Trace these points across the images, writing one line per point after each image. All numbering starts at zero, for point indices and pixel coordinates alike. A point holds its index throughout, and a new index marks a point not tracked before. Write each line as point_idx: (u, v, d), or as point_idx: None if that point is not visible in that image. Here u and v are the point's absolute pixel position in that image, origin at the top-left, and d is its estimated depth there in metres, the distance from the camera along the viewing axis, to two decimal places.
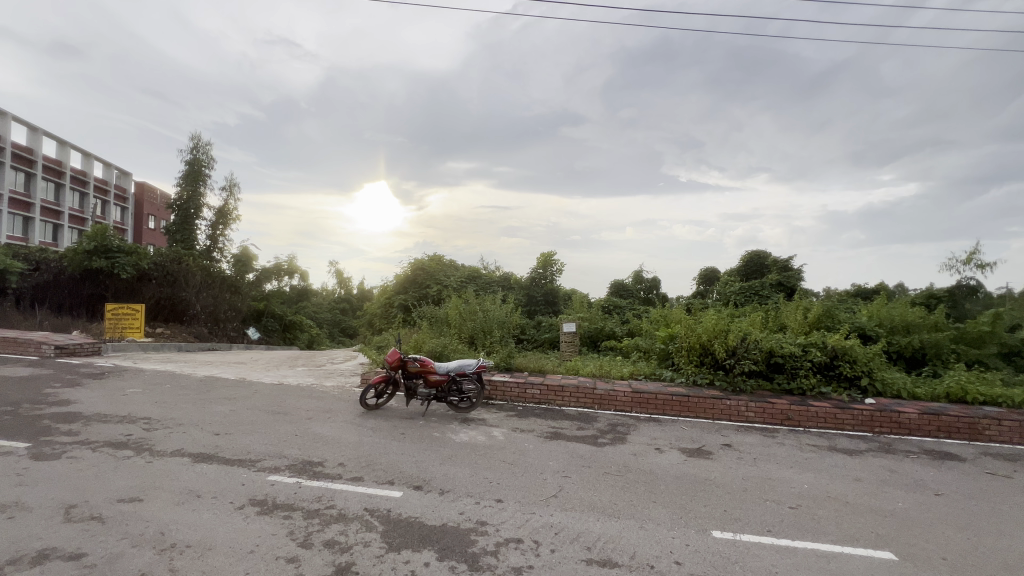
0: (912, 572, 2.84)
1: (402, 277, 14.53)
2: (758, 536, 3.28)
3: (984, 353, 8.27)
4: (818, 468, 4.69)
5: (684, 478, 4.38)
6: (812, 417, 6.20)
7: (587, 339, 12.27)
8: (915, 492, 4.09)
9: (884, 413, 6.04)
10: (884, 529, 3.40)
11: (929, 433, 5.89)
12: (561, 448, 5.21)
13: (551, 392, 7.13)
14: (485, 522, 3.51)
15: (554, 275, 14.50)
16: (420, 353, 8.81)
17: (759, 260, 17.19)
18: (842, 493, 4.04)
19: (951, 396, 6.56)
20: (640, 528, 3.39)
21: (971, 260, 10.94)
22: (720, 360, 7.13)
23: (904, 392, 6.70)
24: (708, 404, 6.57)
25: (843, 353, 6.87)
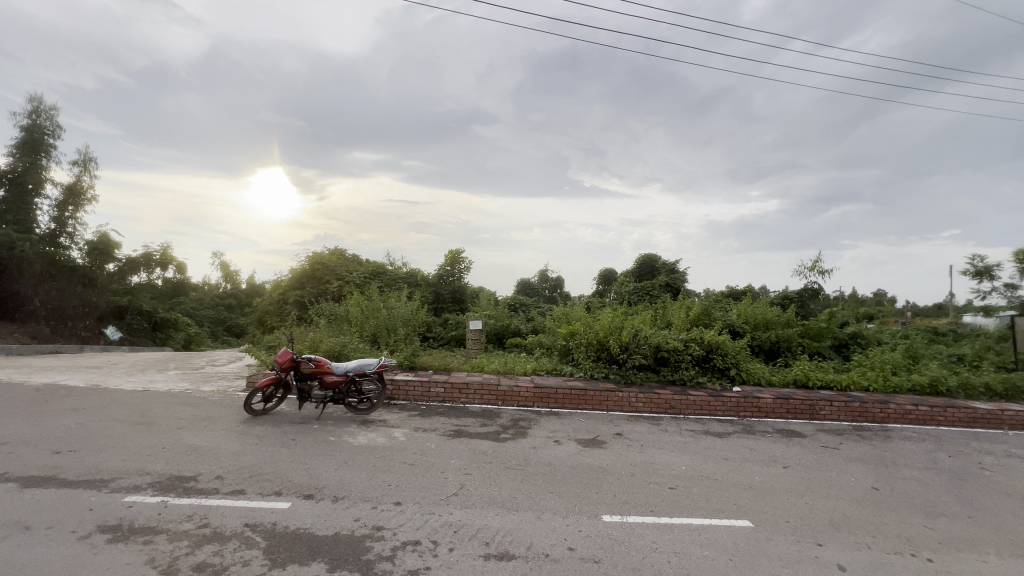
0: (765, 536, 3.29)
1: (298, 272, 13.48)
2: (642, 517, 3.56)
3: (823, 345, 9.83)
4: (693, 450, 5.23)
5: (580, 467, 4.63)
6: (690, 405, 6.89)
7: (493, 336, 12.43)
8: (768, 466, 4.74)
9: (747, 399, 6.90)
10: (743, 500, 3.89)
11: (781, 414, 6.84)
12: (463, 445, 5.21)
13: (455, 389, 7.10)
14: (382, 527, 3.39)
15: (462, 273, 14.47)
16: (316, 353, 8.25)
17: (651, 263, 18.77)
18: (712, 471, 4.55)
19: (798, 382, 7.71)
20: (537, 519, 3.51)
21: (815, 266, 12.93)
22: (614, 355, 7.63)
23: (763, 379, 7.73)
24: (603, 396, 7.01)
25: (716, 347, 7.74)
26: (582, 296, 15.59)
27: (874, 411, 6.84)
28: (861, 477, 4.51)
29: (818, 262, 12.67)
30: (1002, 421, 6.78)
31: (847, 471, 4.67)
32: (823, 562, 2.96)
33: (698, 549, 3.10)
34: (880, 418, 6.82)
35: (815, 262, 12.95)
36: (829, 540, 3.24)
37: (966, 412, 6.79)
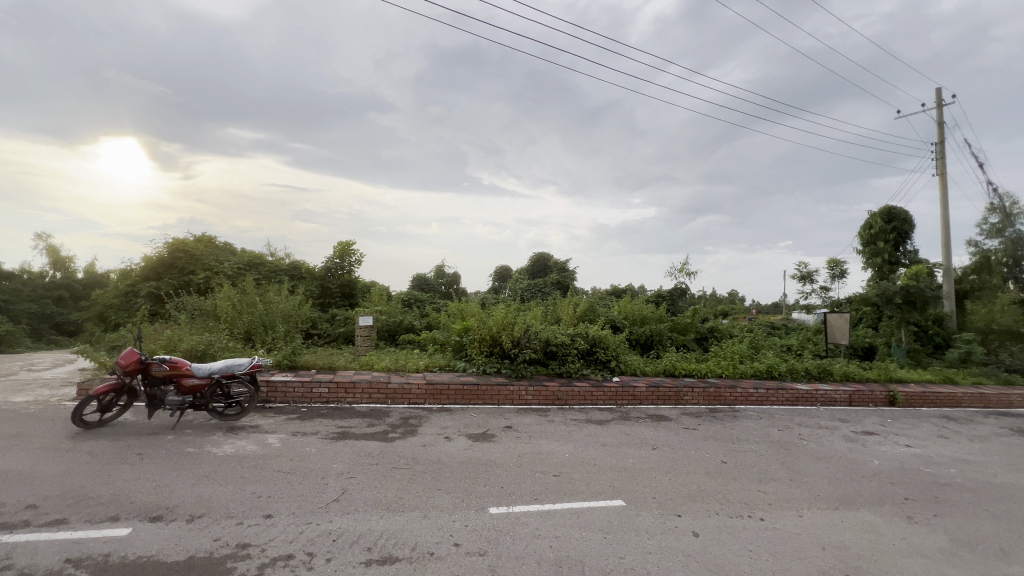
0: (634, 512, 3.59)
1: (151, 260, 11.61)
2: (527, 506, 3.68)
3: (687, 338, 11.09)
4: (576, 438, 5.55)
5: (469, 462, 4.64)
6: (576, 395, 7.31)
7: (385, 333, 11.96)
8: (640, 449, 5.21)
9: (624, 388, 7.52)
10: (618, 481, 4.23)
11: (652, 401, 7.57)
12: (348, 448, 4.92)
13: (341, 389, 6.68)
14: (249, 544, 3.06)
15: (352, 266, 13.68)
16: (173, 353, 7.18)
17: (543, 262, 19.59)
18: (592, 457, 4.87)
19: (667, 371, 8.59)
20: (423, 518, 3.44)
21: (683, 268, 14.54)
22: (506, 350, 7.80)
23: (638, 370, 8.49)
24: (494, 390, 7.12)
25: (599, 341, 8.31)
26: (478, 293, 15.68)
27: (725, 395, 7.88)
28: (713, 453, 5.17)
29: (686, 264, 14.25)
30: (816, 398, 8.25)
31: (703, 449, 5.31)
32: (681, 531, 3.32)
33: (577, 531, 3.29)
34: (729, 400, 7.87)
35: (683, 265, 14.55)
36: (686, 510, 3.66)
37: (792, 393, 8.14)
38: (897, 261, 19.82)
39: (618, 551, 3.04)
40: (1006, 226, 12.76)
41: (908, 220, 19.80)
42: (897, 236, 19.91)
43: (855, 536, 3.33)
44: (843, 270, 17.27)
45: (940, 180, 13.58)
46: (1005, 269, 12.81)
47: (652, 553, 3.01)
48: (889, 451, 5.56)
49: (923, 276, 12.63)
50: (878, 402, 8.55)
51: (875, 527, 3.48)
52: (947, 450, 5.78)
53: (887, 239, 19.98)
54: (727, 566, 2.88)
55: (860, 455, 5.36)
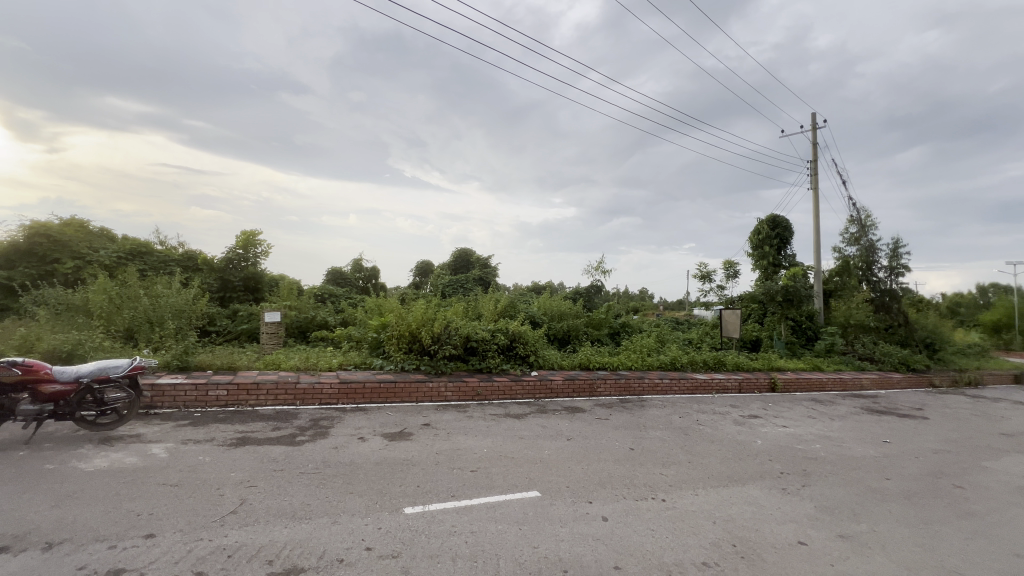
0: (549, 502, 3.70)
1: (0, 246, 9.80)
2: (443, 503, 3.64)
3: (601, 333, 11.66)
4: (495, 433, 5.59)
5: (384, 462, 4.49)
6: (495, 390, 7.37)
7: (295, 330, 11.19)
8: (555, 440, 5.38)
9: (542, 382, 7.72)
10: (534, 473, 4.33)
11: (568, 393, 7.85)
12: (248, 455, 4.53)
13: (242, 391, 6.14)
14: (124, 570, 2.70)
15: (258, 258, 12.62)
16: (27, 355, 6.13)
17: (466, 257, 19.52)
18: (509, 451, 4.94)
19: (582, 365, 8.97)
20: (332, 524, 3.26)
21: (599, 267, 15.25)
22: (426, 347, 7.65)
23: (556, 364, 8.77)
24: (413, 387, 6.95)
25: (519, 336, 8.46)
26: (398, 288, 15.22)
27: (634, 386, 8.39)
28: (622, 441, 5.48)
29: (602, 262, 14.96)
30: (712, 387, 9.08)
31: (613, 438, 5.62)
32: (592, 517, 3.48)
33: (493, 525, 3.32)
34: (638, 391, 8.41)
35: (599, 263, 15.26)
36: (597, 496, 3.84)
37: (691, 382, 8.89)
38: (780, 264, 22.39)
39: (532, 541, 3.11)
40: (862, 235, 14.86)
41: (789, 227, 22.49)
42: (779, 242, 22.51)
43: (741, 509, 3.71)
44: (737, 271, 19.15)
45: (813, 194, 15.52)
46: (861, 271, 14.62)
47: (564, 541, 3.12)
48: (770, 432, 6.27)
49: (799, 277, 14.36)
50: (762, 388, 9.61)
51: (757, 500, 3.91)
52: (815, 428, 6.65)
53: (772, 244, 22.48)
54: (632, 547, 3.06)
55: (746, 437, 5.99)
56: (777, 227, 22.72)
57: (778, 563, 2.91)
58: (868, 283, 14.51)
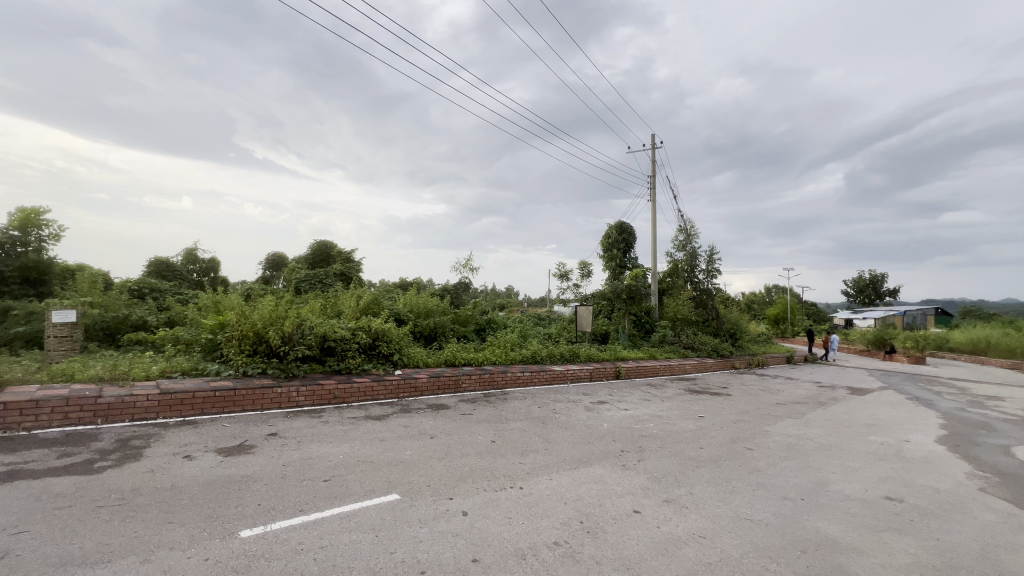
0: (408, 504, 3.60)
1: None
2: (288, 520, 3.29)
3: (467, 329, 11.80)
4: (352, 437, 5.27)
5: (217, 482, 3.90)
6: (355, 392, 6.95)
7: (99, 332, 9.13)
8: (418, 439, 5.27)
9: (405, 381, 7.51)
10: (393, 475, 4.18)
11: (433, 391, 7.77)
12: (19, 493, 3.54)
13: (13, 411, 4.80)
14: None
15: (44, 242, 10.01)
16: None
17: (326, 250, 18.08)
18: (368, 455, 4.68)
19: (448, 361, 8.96)
20: (141, 564, 2.72)
21: (467, 264, 15.41)
22: (273, 348, 6.89)
23: (420, 361, 8.60)
24: (257, 394, 6.18)
25: (382, 334, 8.12)
26: (242, 283, 13.44)
27: (498, 380, 8.67)
28: (484, 434, 5.61)
29: (470, 259, 15.15)
30: (567, 377, 9.82)
31: (476, 432, 5.71)
32: (452, 513, 3.48)
33: (346, 536, 3.10)
34: (501, 384, 8.70)
35: (467, 260, 15.41)
36: (458, 492, 3.85)
37: (550, 373, 9.50)
38: (625, 265, 25.22)
39: (389, 546, 2.99)
40: (688, 242, 17.48)
41: (632, 233, 25.45)
42: (625, 246, 25.36)
43: (588, 488, 4.06)
44: (590, 271, 21.05)
45: (651, 205, 17.78)
46: (686, 273, 17.16)
47: (423, 541, 3.06)
48: (613, 415, 7.00)
49: (639, 278, 16.21)
50: (609, 376, 10.72)
51: (601, 478, 4.32)
52: (649, 409, 7.62)
53: (619, 248, 25.22)
54: (490, 538, 3.13)
55: (595, 421, 6.60)
56: (623, 233, 25.51)
57: (618, 532, 3.25)
58: (691, 283, 17.04)
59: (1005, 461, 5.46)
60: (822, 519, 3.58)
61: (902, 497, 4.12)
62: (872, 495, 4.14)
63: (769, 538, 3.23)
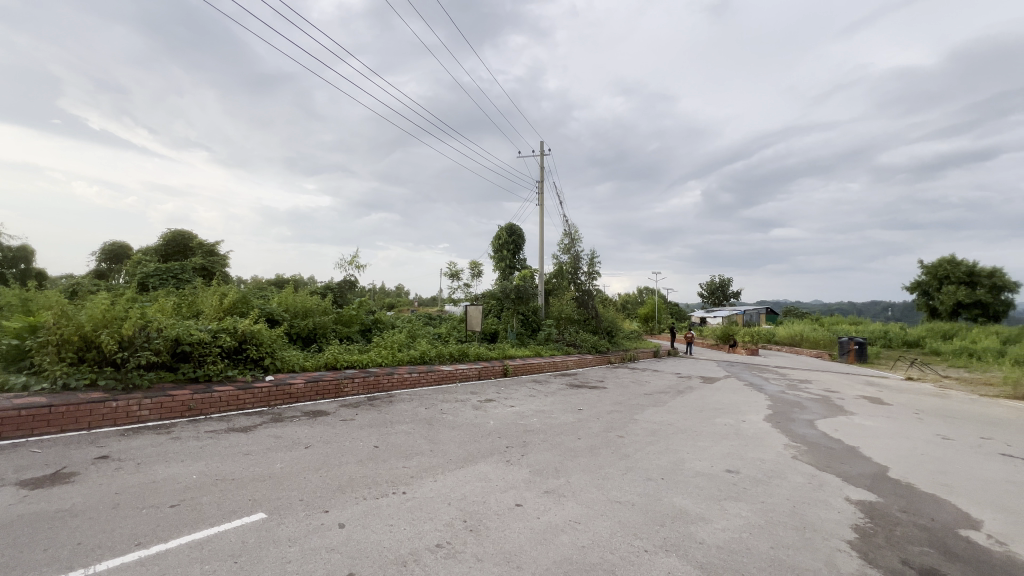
0: (276, 522, 3.28)
1: None
2: (120, 558, 2.79)
3: (352, 330, 11.16)
4: (210, 453, 4.65)
5: (19, 521, 3.16)
6: (215, 403, 6.15)
7: None
8: (290, 451, 4.84)
9: (278, 387, 6.85)
10: (259, 492, 3.78)
11: (310, 397, 7.20)
12: None
13: None
14: None
15: None
16: None
17: (182, 241, 15.79)
18: (229, 472, 4.17)
19: (328, 365, 8.38)
20: None
21: (354, 261, 14.58)
22: (108, 355, 5.81)
23: (296, 365, 7.92)
24: (83, 411, 5.14)
25: (251, 336, 7.32)
26: (66, 277, 11.13)
27: (384, 382, 8.34)
28: (366, 440, 5.35)
29: (356, 256, 14.39)
30: (456, 376, 9.80)
31: (357, 438, 5.43)
32: (327, 527, 3.25)
33: (197, 567, 2.72)
34: (387, 387, 8.38)
35: (353, 257, 14.59)
36: (335, 503, 3.62)
37: (438, 373, 9.40)
38: (514, 266, 26.02)
39: (250, 572, 2.69)
40: (572, 246, 18.59)
41: (521, 236, 26.36)
42: (514, 247, 26.16)
43: (473, 486, 4.09)
44: (481, 271, 21.30)
45: (539, 209, 18.58)
46: (570, 275, 18.25)
47: (293, 561, 2.82)
48: (500, 413, 7.15)
49: (527, 278, 16.83)
50: (497, 374, 10.94)
51: (486, 475, 4.38)
52: (533, 405, 7.94)
53: (509, 249, 25.95)
54: (368, 548, 2.99)
55: (481, 419, 6.69)
56: (513, 235, 26.31)
57: (500, 527, 3.32)
58: (575, 285, 18.23)
59: (811, 433, 6.71)
60: (678, 495, 4.05)
61: (739, 469, 4.84)
62: (716, 469, 4.79)
63: (634, 517, 3.55)
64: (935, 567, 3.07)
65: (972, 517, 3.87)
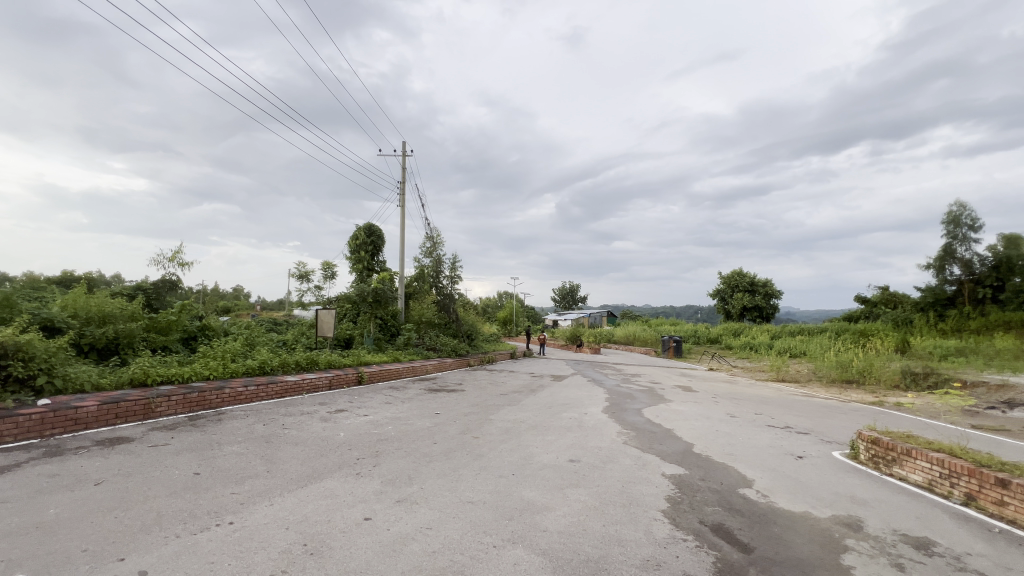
0: None
1: None
2: None
3: (170, 339, 9.43)
4: None
5: None
6: None
7: None
8: (71, 491, 3.87)
9: (57, 412, 5.44)
10: (19, 549, 2.95)
11: (105, 422, 5.86)
12: None
13: None
14: None
15: None
16: None
17: None
18: None
19: (134, 381, 6.94)
20: None
21: (175, 257, 12.33)
22: None
23: (87, 384, 6.39)
24: None
25: (14, 350, 5.70)
26: None
27: (211, 399, 7.21)
28: (184, 467, 4.55)
29: (179, 250, 12.16)
30: (302, 388, 8.94)
31: (172, 466, 4.59)
32: None
33: None
34: (215, 403, 7.26)
35: (174, 252, 12.32)
36: (134, 549, 3.00)
37: (281, 385, 8.47)
38: (373, 268, 24.95)
39: None
40: (434, 249, 18.49)
41: (381, 237, 25.36)
42: (373, 248, 25.05)
43: (316, 505, 3.77)
44: (334, 273, 19.88)
45: (400, 210, 18.06)
46: (432, 278, 18.09)
47: None
48: (351, 423, 6.74)
49: (386, 281, 16.20)
50: (351, 382, 10.30)
51: (332, 492, 4.07)
52: (389, 412, 7.65)
53: (367, 250, 24.69)
54: None
55: (330, 431, 6.22)
56: (372, 235, 25.16)
57: (345, 545, 3.12)
58: (436, 288, 18.10)
59: (638, 420, 7.71)
60: (526, 488, 4.29)
61: (580, 458, 5.34)
62: (561, 460, 5.20)
63: (484, 515, 3.65)
64: (722, 521, 3.77)
65: (748, 478, 4.86)
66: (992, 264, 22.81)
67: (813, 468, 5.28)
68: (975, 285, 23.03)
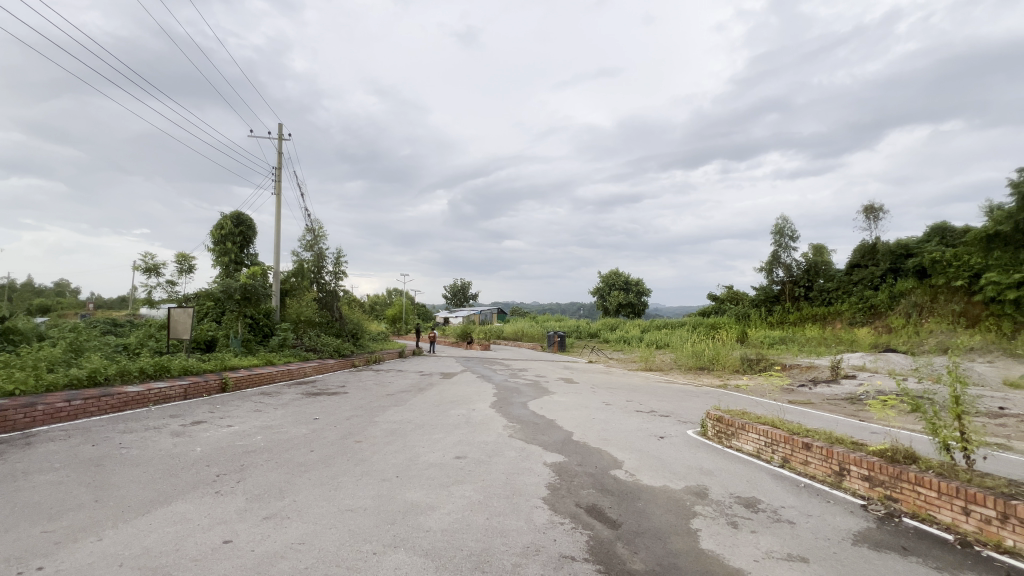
0: None
1: None
2: None
3: None
4: None
5: None
6: None
7: None
8: None
9: None
10: None
11: None
12: None
13: None
14: None
15: None
16: None
17: None
18: None
19: None
20: None
21: None
22: None
23: None
24: None
25: None
26: None
27: (16, 419, 5.85)
28: None
29: None
30: (147, 399, 7.68)
31: None
32: None
33: None
34: (21, 424, 5.91)
35: None
36: None
37: (118, 398, 7.18)
38: (240, 262, 22.40)
39: None
40: (315, 243, 17.16)
41: (251, 227, 22.84)
42: (241, 240, 22.48)
43: (161, 533, 3.27)
44: (192, 266, 17.44)
45: (276, 198, 16.43)
46: (312, 274, 16.77)
47: None
48: (211, 435, 5.96)
49: (258, 276, 14.62)
50: (212, 390, 9.11)
51: (184, 516, 3.56)
52: (258, 421, 6.92)
53: (234, 241, 22.07)
54: None
55: (183, 447, 5.44)
56: (241, 224, 22.53)
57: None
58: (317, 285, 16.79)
59: (523, 412, 7.99)
60: (409, 489, 4.20)
61: (466, 454, 5.37)
62: (447, 458, 5.18)
63: (364, 522, 3.49)
64: (596, 502, 4.08)
65: (618, 460, 5.32)
66: (804, 268, 27.89)
67: (672, 446, 5.96)
68: (793, 285, 27.88)
